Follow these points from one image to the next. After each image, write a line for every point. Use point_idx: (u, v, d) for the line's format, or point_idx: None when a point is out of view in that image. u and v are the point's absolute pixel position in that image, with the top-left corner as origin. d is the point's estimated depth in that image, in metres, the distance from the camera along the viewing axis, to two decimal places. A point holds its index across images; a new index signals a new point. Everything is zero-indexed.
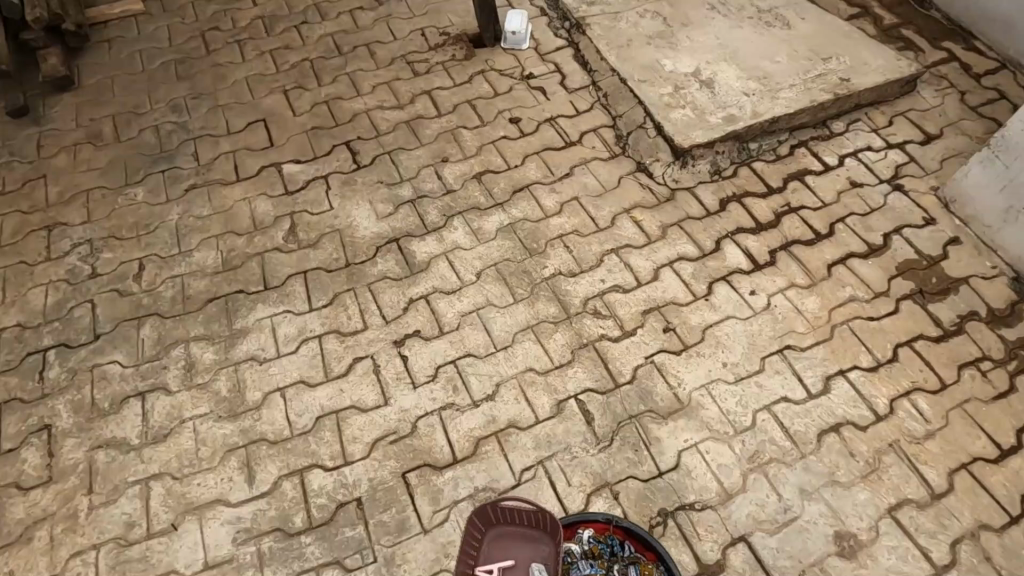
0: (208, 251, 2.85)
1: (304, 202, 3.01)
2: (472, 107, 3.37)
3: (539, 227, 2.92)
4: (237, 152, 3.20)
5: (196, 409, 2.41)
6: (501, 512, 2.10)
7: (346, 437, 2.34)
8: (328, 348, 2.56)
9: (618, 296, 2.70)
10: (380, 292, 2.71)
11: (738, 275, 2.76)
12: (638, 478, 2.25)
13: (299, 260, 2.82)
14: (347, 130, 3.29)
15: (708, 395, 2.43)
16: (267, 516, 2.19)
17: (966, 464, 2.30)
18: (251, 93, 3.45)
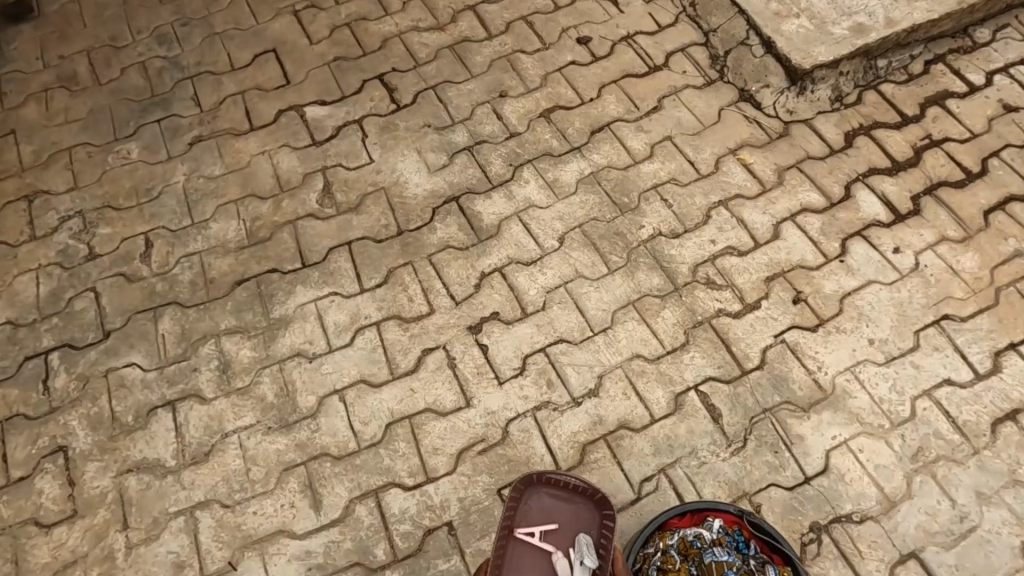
0: (228, 221, 2.34)
1: (337, 155, 2.46)
2: (529, 26, 2.74)
3: (628, 176, 2.40)
4: (247, 93, 2.60)
5: (240, 420, 1.99)
6: (550, 478, 1.57)
7: (425, 449, 1.95)
8: (390, 337, 2.11)
9: (734, 261, 2.22)
10: (444, 266, 2.23)
11: (876, 229, 2.27)
12: (781, 487, 1.88)
13: (340, 229, 2.31)
14: (380, 60, 2.68)
15: (855, 380, 2.02)
16: (343, 549, 1.82)
17: None
18: (254, 16, 2.79)
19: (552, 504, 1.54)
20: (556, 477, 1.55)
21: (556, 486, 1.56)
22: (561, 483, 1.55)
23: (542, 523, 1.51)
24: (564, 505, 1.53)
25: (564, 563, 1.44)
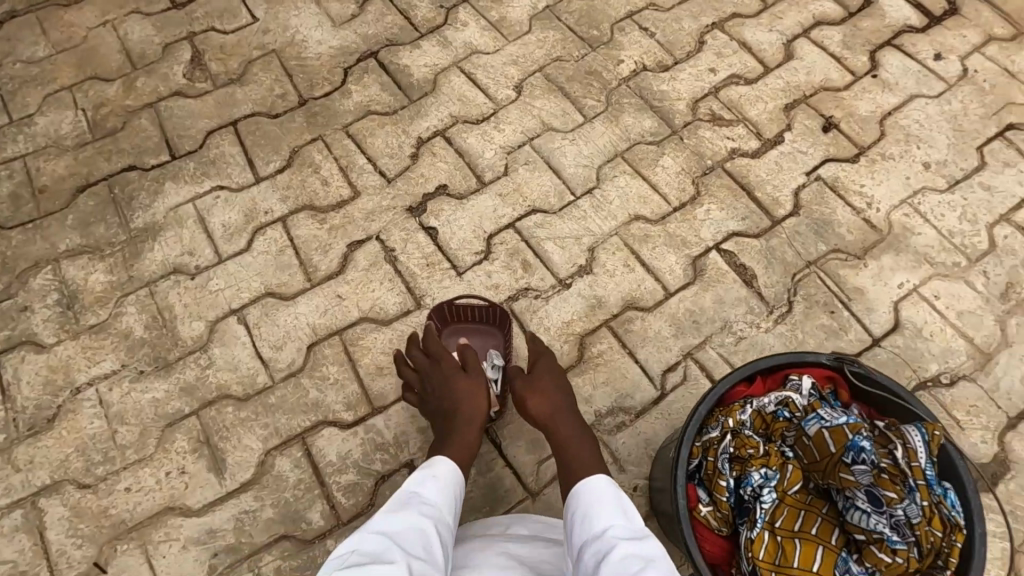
0: (60, 112, 1.70)
1: (207, 16, 1.84)
2: None
3: (594, 6, 1.85)
4: None
5: (96, 368, 1.40)
6: (460, 310, 1.40)
7: (365, 370, 1.40)
8: (302, 234, 1.54)
9: (742, 91, 1.73)
10: (366, 137, 1.66)
11: (910, 36, 1.81)
12: (846, 355, 1.41)
13: (221, 107, 1.71)
14: None
15: (915, 213, 1.56)
16: (261, 521, 1.27)
17: None
18: None
19: (464, 329, 1.41)
20: (464, 305, 1.39)
21: (467, 314, 1.40)
22: (471, 310, 1.39)
23: (459, 345, 1.40)
24: (474, 325, 1.41)
25: None
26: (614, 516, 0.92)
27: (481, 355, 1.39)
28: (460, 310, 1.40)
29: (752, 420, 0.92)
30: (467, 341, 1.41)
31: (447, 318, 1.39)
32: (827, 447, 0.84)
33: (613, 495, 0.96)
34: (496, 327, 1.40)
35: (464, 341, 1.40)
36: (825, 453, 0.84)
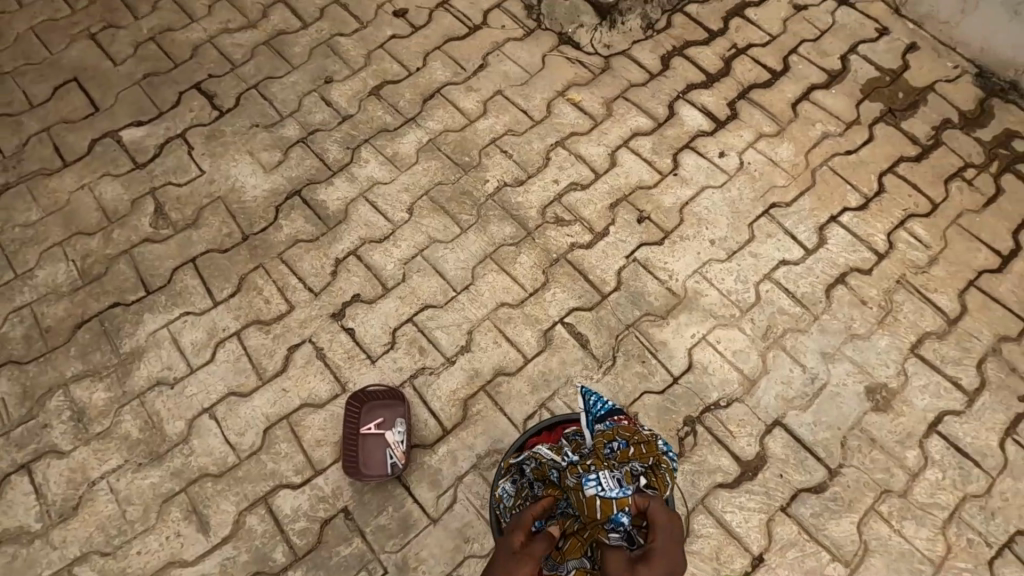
0: (55, 265, 2.18)
1: (164, 173, 2.35)
2: (343, 8, 2.71)
3: (466, 136, 2.43)
4: (53, 129, 2.43)
5: (105, 465, 1.88)
6: (370, 394, 1.94)
7: (307, 443, 1.92)
8: (252, 344, 2.05)
9: (578, 195, 2.31)
10: (296, 260, 2.19)
11: (702, 139, 2.42)
12: (653, 392, 1.98)
13: (182, 247, 2.21)
14: (193, 70, 2.57)
15: (703, 280, 2.15)
16: (240, 563, 1.77)
17: (972, 280, 2.16)
18: (46, 47, 2.60)
19: (376, 406, 1.95)
20: (372, 389, 1.93)
21: (375, 395, 1.94)
22: (377, 392, 1.94)
23: (373, 419, 1.93)
24: (383, 402, 1.95)
25: (392, 438, 1.89)
26: None
27: (389, 424, 1.92)
28: (370, 393, 1.95)
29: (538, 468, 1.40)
30: (379, 414, 1.94)
31: (361, 401, 1.93)
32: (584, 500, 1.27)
33: None
34: (398, 401, 1.94)
35: (376, 415, 1.93)
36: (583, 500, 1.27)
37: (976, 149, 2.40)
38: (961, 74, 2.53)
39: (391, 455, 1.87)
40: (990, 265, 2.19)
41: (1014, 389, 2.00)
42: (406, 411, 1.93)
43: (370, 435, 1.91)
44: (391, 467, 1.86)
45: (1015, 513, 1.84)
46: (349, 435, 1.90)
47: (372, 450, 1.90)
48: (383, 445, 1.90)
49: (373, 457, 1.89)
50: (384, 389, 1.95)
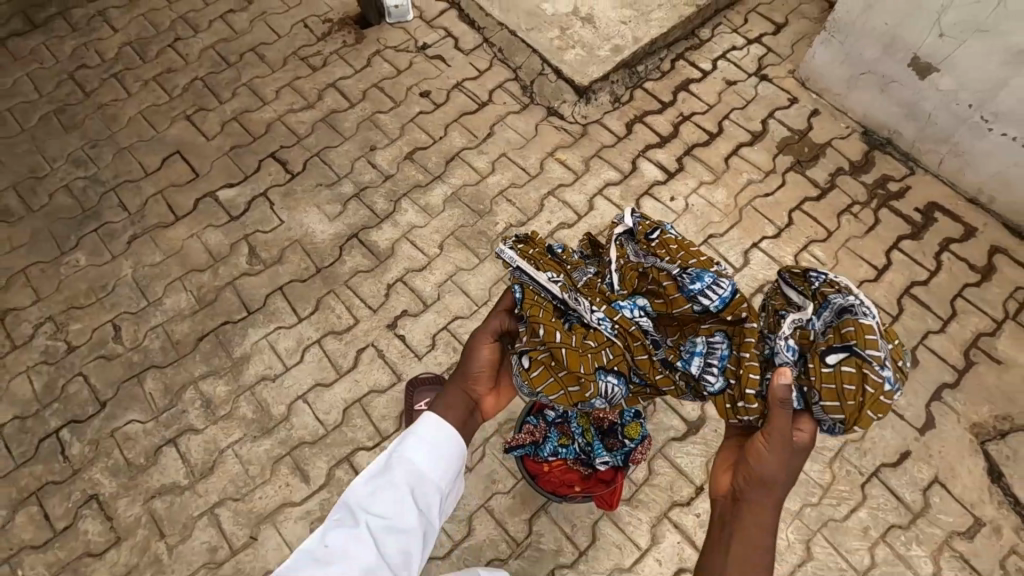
0: (178, 294, 2.92)
1: (253, 222, 3.11)
2: (380, 90, 3.51)
3: (480, 189, 3.21)
4: (165, 191, 3.18)
5: (230, 437, 2.61)
6: (420, 381, 2.66)
7: (376, 417, 2.65)
8: (330, 348, 2.79)
9: (566, 232, 3.09)
10: (358, 286, 2.94)
11: (657, 187, 3.22)
12: None
13: (271, 278, 2.96)
14: (268, 142, 3.34)
15: None
16: (333, 502, 2.49)
17: (856, 288, 2.95)
18: (153, 127, 3.37)
19: (424, 389, 2.65)
20: (422, 378, 2.66)
21: (424, 382, 2.66)
22: (426, 380, 2.66)
23: (423, 399, 2.64)
24: (430, 386, 2.66)
25: None
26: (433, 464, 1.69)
27: None
28: (421, 381, 2.67)
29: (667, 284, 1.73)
30: (427, 395, 2.64)
31: (415, 386, 2.65)
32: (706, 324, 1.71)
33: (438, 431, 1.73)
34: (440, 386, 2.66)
35: (425, 396, 2.64)
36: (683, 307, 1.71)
37: (861, 189, 3.21)
38: (852, 133, 3.34)
39: None
40: (869, 276, 2.98)
41: None
42: None
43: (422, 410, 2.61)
44: None
45: (880, 451, 2.61)
46: (407, 411, 2.61)
47: None
48: None
49: None
50: (430, 378, 2.68)
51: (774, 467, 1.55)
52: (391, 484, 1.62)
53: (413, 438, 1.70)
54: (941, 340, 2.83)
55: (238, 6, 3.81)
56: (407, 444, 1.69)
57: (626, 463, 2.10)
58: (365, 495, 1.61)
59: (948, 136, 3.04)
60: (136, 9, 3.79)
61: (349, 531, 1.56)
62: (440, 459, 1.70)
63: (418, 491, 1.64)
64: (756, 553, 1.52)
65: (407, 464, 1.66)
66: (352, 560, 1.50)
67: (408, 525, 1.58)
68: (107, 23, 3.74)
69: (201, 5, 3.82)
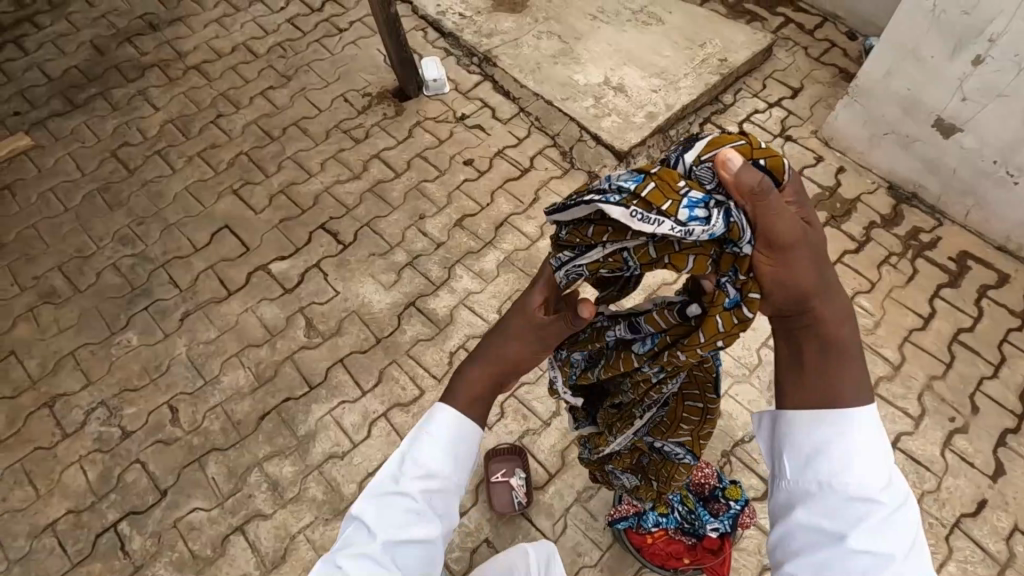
0: (236, 371, 2.85)
1: (308, 294, 3.09)
2: (425, 160, 3.60)
3: (532, 253, 3.26)
4: (216, 266, 3.16)
5: (301, 521, 2.50)
6: (497, 452, 2.64)
7: None
8: (398, 421, 2.74)
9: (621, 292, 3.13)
10: (420, 355, 2.92)
11: None
12: None
13: (331, 351, 2.92)
14: (316, 213, 3.37)
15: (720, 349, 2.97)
16: None
17: (907, 336, 3.04)
18: (200, 202, 3.39)
19: (501, 460, 2.61)
20: (498, 449, 2.64)
21: (500, 452, 2.63)
22: (501, 450, 2.63)
23: (499, 470, 2.59)
24: (506, 456, 2.62)
25: (516, 482, 2.55)
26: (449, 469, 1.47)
27: (512, 472, 2.58)
28: (497, 451, 2.64)
29: (581, 264, 1.34)
30: (504, 466, 2.60)
31: (492, 456, 2.62)
32: (724, 322, 1.29)
33: (453, 430, 1.49)
34: (516, 455, 2.62)
35: (502, 466, 2.59)
36: (712, 338, 1.30)
37: (896, 241, 3.34)
38: (878, 188, 3.51)
39: (517, 495, 2.53)
40: (917, 325, 3.07)
41: (946, 414, 2.83)
42: (523, 462, 2.60)
43: (501, 480, 2.57)
44: (517, 505, 2.51)
45: (957, 501, 2.63)
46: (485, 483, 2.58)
47: (502, 493, 2.54)
48: (509, 488, 2.55)
49: (503, 497, 2.54)
50: (506, 447, 2.65)
51: (794, 264, 1.22)
52: (403, 491, 1.41)
53: (423, 441, 1.48)
54: (996, 386, 2.91)
55: (277, 83, 3.92)
56: (417, 449, 1.47)
57: (734, 528, 2.06)
58: (372, 509, 1.40)
59: (974, 189, 3.20)
60: (176, 88, 3.87)
61: (360, 542, 1.36)
62: (456, 459, 1.49)
63: (434, 494, 1.44)
64: (838, 347, 1.31)
65: (417, 471, 1.44)
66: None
67: (426, 530, 1.39)
68: (148, 102, 3.80)
69: (241, 83, 3.92)
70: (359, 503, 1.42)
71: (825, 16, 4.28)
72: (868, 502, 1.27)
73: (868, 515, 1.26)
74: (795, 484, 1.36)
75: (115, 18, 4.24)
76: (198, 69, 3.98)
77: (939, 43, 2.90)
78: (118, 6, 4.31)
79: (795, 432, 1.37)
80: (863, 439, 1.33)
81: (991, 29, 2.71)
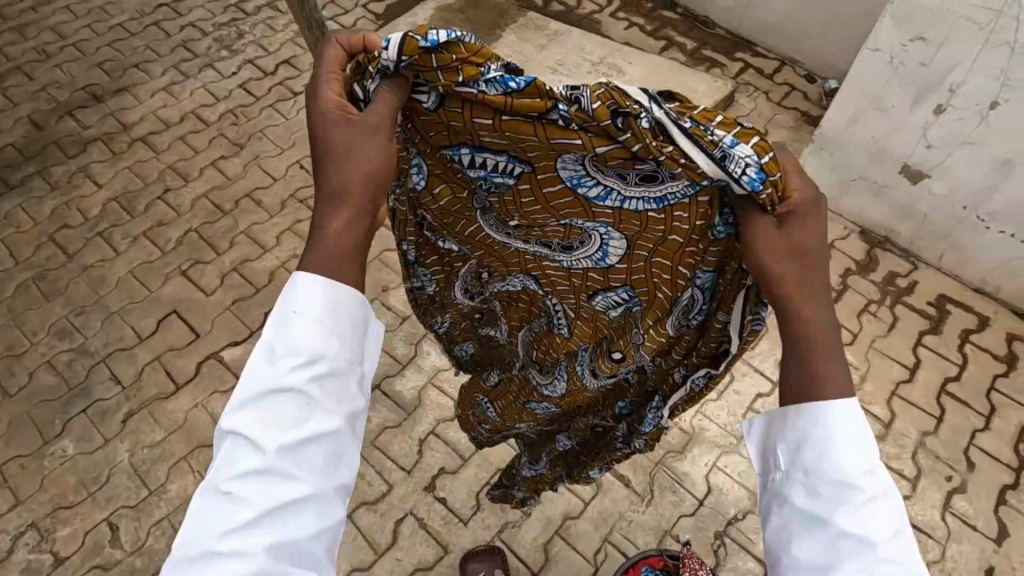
0: (184, 478, 2.60)
1: None
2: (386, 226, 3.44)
3: None
4: (162, 358, 2.93)
5: None
6: (473, 551, 2.43)
7: None
8: (365, 523, 2.55)
9: None
10: (387, 444, 2.73)
11: None
12: (687, 515, 2.57)
13: None
14: (272, 292, 3.18)
15: (704, 417, 2.82)
16: None
17: (894, 390, 2.94)
18: (145, 286, 3.17)
19: (478, 559, 2.40)
20: (474, 548, 2.44)
21: (476, 551, 2.43)
22: (478, 548, 2.43)
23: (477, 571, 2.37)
24: (483, 553, 2.41)
25: None
26: (339, 336, 1.10)
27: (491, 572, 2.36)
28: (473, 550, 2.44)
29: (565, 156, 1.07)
30: (482, 565, 2.38)
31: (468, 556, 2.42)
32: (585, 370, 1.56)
33: (331, 290, 1.08)
34: (496, 552, 2.41)
35: (480, 565, 2.38)
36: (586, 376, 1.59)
37: (873, 288, 3.27)
38: (851, 233, 3.45)
39: None
40: (904, 377, 2.98)
41: (943, 472, 2.71)
42: (502, 559, 2.40)
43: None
44: None
45: (963, 570, 2.49)
46: None
47: None
48: None
49: None
50: (482, 545, 2.46)
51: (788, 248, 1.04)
52: (286, 388, 1.05)
53: (297, 315, 1.07)
54: (989, 438, 2.81)
55: (229, 152, 3.76)
56: (291, 327, 1.07)
57: None
58: (246, 427, 1.05)
59: (947, 234, 3.17)
60: (120, 162, 3.69)
61: (242, 461, 1.04)
62: (353, 327, 1.12)
63: (325, 379, 1.08)
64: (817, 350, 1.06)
65: (293, 356, 1.06)
66: (265, 500, 1.03)
67: (330, 426, 1.08)
68: (90, 178, 3.60)
69: (190, 154, 3.75)
70: (229, 414, 1.06)
71: (783, 60, 4.30)
72: (849, 492, 1.09)
73: (850, 499, 1.09)
74: (785, 476, 1.16)
75: (55, 90, 4.06)
76: (145, 140, 3.80)
77: (900, 94, 2.89)
78: (59, 77, 4.13)
79: (783, 426, 1.16)
80: (853, 442, 1.09)
81: (951, 80, 2.69)
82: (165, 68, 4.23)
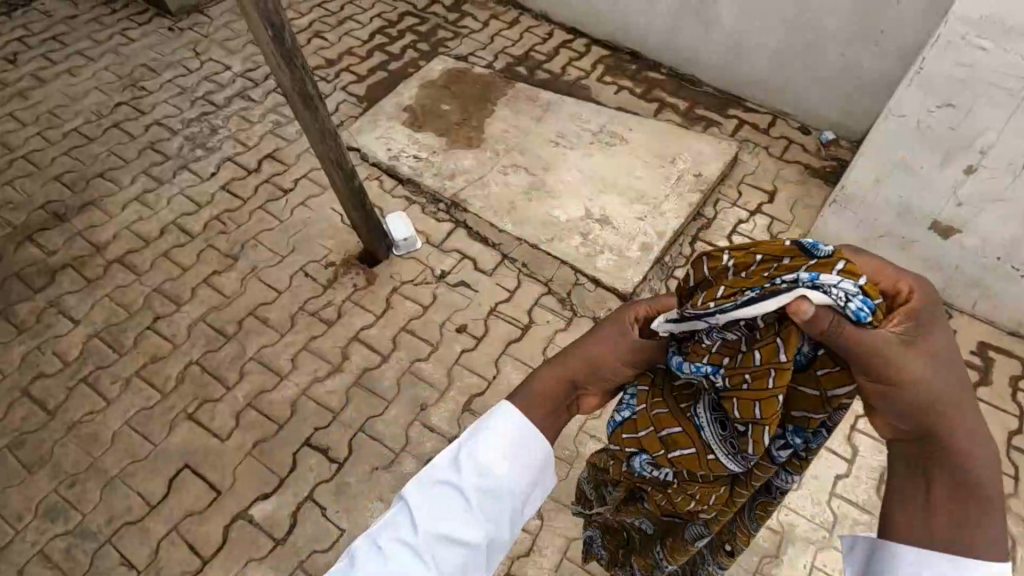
0: None
1: (306, 541, 2.53)
2: (411, 333, 3.17)
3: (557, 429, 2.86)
4: (182, 526, 2.55)
5: None
6: None
7: None
8: None
9: None
10: None
11: None
12: None
13: None
14: (296, 426, 2.84)
15: (790, 511, 2.66)
16: None
17: None
18: (147, 438, 2.78)
19: None
20: None
21: None
22: None
23: None
24: None
25: None
26: (507, 467, 1.26)
27: None
28: None
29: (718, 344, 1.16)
30: None
31: None
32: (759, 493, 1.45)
33: (517, 422, 1.28)
34: None
35: None
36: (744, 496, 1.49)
37: None
38: None
39: None
40: None
41: None
42: None
43: None
44: None
45: None
46: None
47: None
48: None
49: None
50: None
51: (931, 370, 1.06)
52: (456, 490, 1.24)
53: (489, 435, 1.27)
54: None
55: (221, 265, 3.42)
56: (484, 445, 1.26)
57: None
58: (414, 502, 1.25)
59: (981, 284, 3.17)
60: (96, 290, 3.29)
61: (402, 529, 1.24)
62: (524, 463, 1.27)
63: (486, 499, 1.24)
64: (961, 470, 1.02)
65: (472, 466, 1.25)
66: (403, 572, 1.19)
67: (472, 540, 1.22)
68: (64, 314, 3.19)
69: (178, 271, 3.38)
70: (410, 487, 1.27)
71: (774, 114, 4.36)
72: None
73: None
74: None
75: (10, 213, 3.66)
76: (123, 261, 3.41)
77: (927, 156, 2.90)
78: (12, 197, 3.74)
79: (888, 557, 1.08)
80: None
81: (981, 142, 2.72)
82: (134, 175, 3.87)
